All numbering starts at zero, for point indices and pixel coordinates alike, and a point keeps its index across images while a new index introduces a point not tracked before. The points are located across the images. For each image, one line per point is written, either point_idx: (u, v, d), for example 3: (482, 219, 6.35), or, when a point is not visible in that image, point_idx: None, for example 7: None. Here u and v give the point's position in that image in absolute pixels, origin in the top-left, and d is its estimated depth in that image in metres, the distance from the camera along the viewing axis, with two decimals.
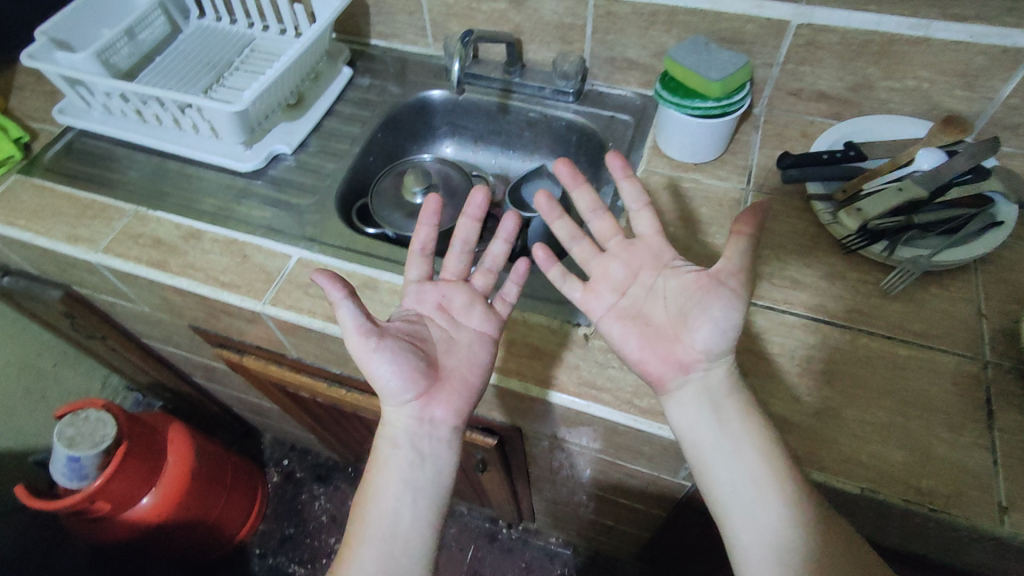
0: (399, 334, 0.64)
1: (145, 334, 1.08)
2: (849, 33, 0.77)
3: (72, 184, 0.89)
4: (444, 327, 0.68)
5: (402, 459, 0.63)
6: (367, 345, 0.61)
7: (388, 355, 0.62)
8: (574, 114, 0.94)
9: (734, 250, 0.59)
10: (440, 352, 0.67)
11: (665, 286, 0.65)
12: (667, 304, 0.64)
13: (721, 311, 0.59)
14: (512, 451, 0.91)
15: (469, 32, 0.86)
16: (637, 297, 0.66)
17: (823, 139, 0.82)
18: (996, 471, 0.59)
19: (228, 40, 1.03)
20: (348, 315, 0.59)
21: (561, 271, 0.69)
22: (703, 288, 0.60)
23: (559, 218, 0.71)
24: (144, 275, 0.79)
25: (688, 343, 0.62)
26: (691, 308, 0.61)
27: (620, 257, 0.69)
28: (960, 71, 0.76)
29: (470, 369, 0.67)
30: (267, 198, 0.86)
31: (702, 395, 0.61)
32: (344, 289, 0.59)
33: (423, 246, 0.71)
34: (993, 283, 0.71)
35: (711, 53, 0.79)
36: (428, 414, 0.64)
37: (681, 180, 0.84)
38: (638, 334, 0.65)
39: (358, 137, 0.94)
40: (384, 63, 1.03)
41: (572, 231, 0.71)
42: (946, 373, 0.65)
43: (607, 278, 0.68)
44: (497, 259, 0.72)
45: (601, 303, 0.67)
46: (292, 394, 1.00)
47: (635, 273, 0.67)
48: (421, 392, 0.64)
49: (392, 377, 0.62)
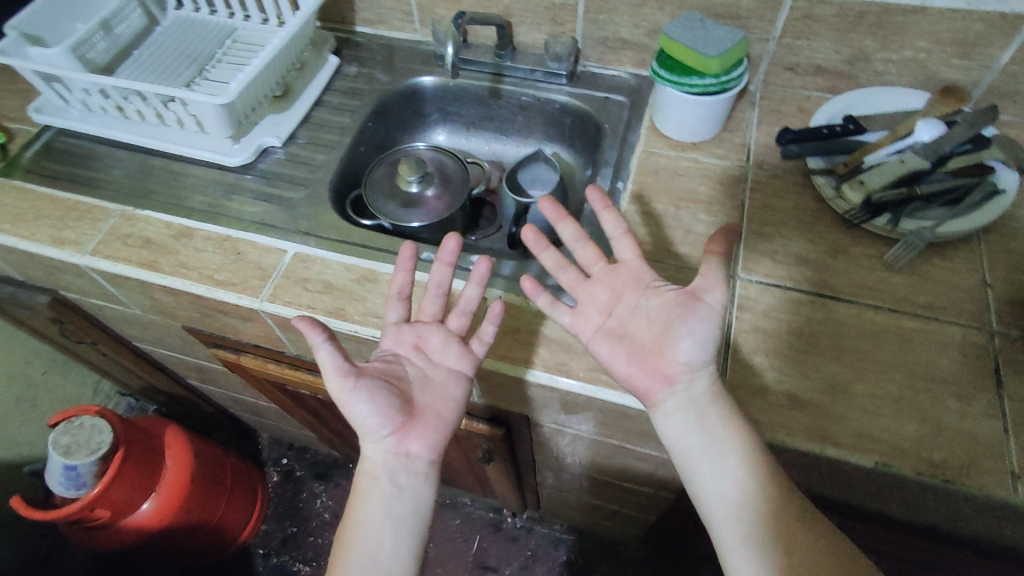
0: (377, 372, 0.65)
1: (136, 337, 1.06)
2: (845, 4, 0.76)
3: (53, 185, 0.86)
4: (421, 365, 0.68)
5: (382, 490, 0.64)
6: (344, 385, 0.62)
7: (366, 394, 0.62)
8: (568, 97, 0.93)
9: (710, 269, 0.59)
10: (416, 386, 0.67)
11: (648, 304, 0.64)
12: (651, 322, 0.63)
13: (698, 325, 0.59)
14: (517, 440, 0.90)
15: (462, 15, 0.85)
16: (622, 315, 0.65)
17: (823, 113, 0.81)
18: (1007, 439, 0.59)
19: (208, 31, 1.00)
20: (326, 357, 0.60)
21: (549, 299, 0.67)
22: (682, 304, 0.60)
23: (545, 247, 0.69)
24: (135, 276, 0.77)
25: (672, 358, 0.61)
26: (671, 325, 0.61)
27: (604, 282, 0.67)
28: (957, 40, 0.75)
29: (445, 401, 0.67)
30: (258, 193, 0.84)
31: (686, 407, 0.61)
32: (323, 331, 0.61)
33: (401, 289, 0.68)
34: (996, 253, 0.71)
35: (707, 28, 0.78)
36: (404, 448, 0.65)
37: (680, 159, 0.83)
38: (625, 351, 0.63)
39: (348, 128, 0.92)
40: (371, 50, 1.01)
41: (558, 259, 0.69)
42: (954, 344, 0.65)
43: (595, 297, 0.67)
44: (469, 304, 0.69)
45: (589, 324, 0.65)
46: (290, 391, 0.98)
47: (621, 291, 0.66)
48: (398, 426, 0.64)
49: (369, 415, 0.63)
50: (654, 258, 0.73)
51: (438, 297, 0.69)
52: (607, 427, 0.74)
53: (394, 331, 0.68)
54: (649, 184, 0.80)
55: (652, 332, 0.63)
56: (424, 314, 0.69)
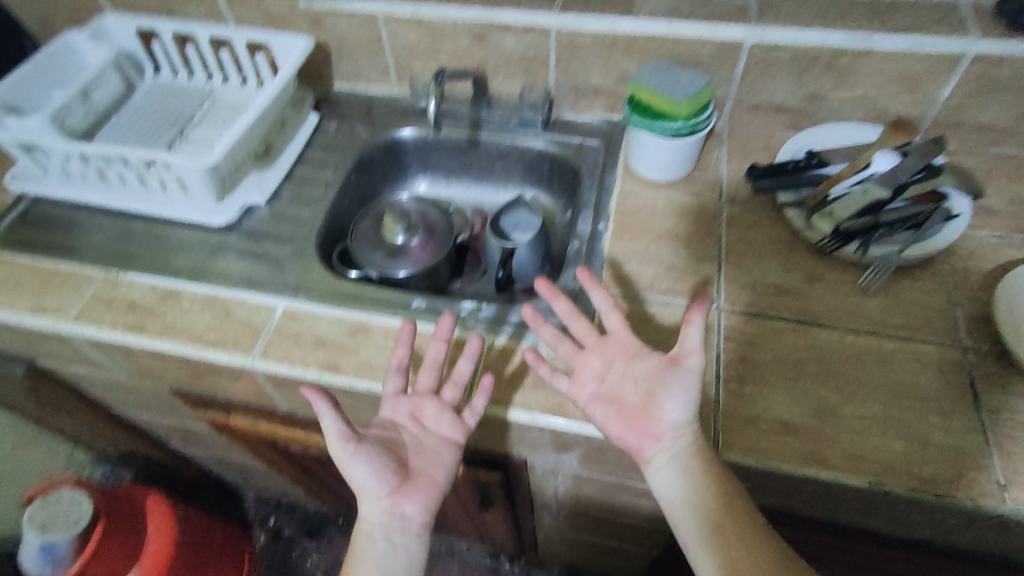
0: (376, 439, 0.69)
1: (117, 402, 1.03)
2: (799, 48, 0.81)
3: (32, 253, 0.85)
4: (415, 433, 0.71)
5: (378, 551, 0.65)
6: (346, 449, 0.66)
7: (365, 457, 0.66)
8: (544, 143, 0.96)
9: (689, 335, 0.62)
10: (410, 452, 0.70)
11: (637, 367, 0.66)
12: (640, 384, 0.65)
13: (681, 387, 0.62)
14: (516, 484, 0.89)
15: (441, 72, 0.87)
16: (615, 380, 0.67)
17: (787, 150, 0.85)
18: (990, 451, 0.62)
19: (188, 94, 1.02)
20: (330, 423, 0.65)
21: (548, 368, 0.68)
22: (666, 369, 0.64)
23: (542, 322, 0.71)
24: (120, 341, 0.76)
25: (658, 416, 0.64)
26: (655, 386, 0.64)
27: (598, 350, 0.69)
28: (903, 77, 0.81)
29: (436, 467, 0.69)
30: (244, 250, 0.85)
31: (671, 465, 0.62)
32: (328, 400, 0.66)
33: (400, 360, 0.69)
34: (960, 272, 0.75)
35: (673, 75, 0.83)
36: (399, 509, 0.66)
37: (656, 198, 0.86)
38: (618, 414, 0.65)
39: (331, 182, 0.93)
40: (349, 106, 1.03)
41: (553, 331, 0.70)
42: (931, 362, 0.68)
43: (589, 365, 0.68)
44: (463, 377, 0.70)
45: (585, 390, 0.67)
46: (281, 448, 0.96)
47: (613, 358, 0.67)
48: (392, 487, 0.66)
49: (367, 478, 0.66)
50: (639, 294, 0.76)
51: (434, 369, 0.70)
52: (606, 465, 0.75)
53: (392, 402, 0.69)
54: (629, 223, 0.83)
55: (640, 396, 0.65)
56: (419, 385, 0.70)
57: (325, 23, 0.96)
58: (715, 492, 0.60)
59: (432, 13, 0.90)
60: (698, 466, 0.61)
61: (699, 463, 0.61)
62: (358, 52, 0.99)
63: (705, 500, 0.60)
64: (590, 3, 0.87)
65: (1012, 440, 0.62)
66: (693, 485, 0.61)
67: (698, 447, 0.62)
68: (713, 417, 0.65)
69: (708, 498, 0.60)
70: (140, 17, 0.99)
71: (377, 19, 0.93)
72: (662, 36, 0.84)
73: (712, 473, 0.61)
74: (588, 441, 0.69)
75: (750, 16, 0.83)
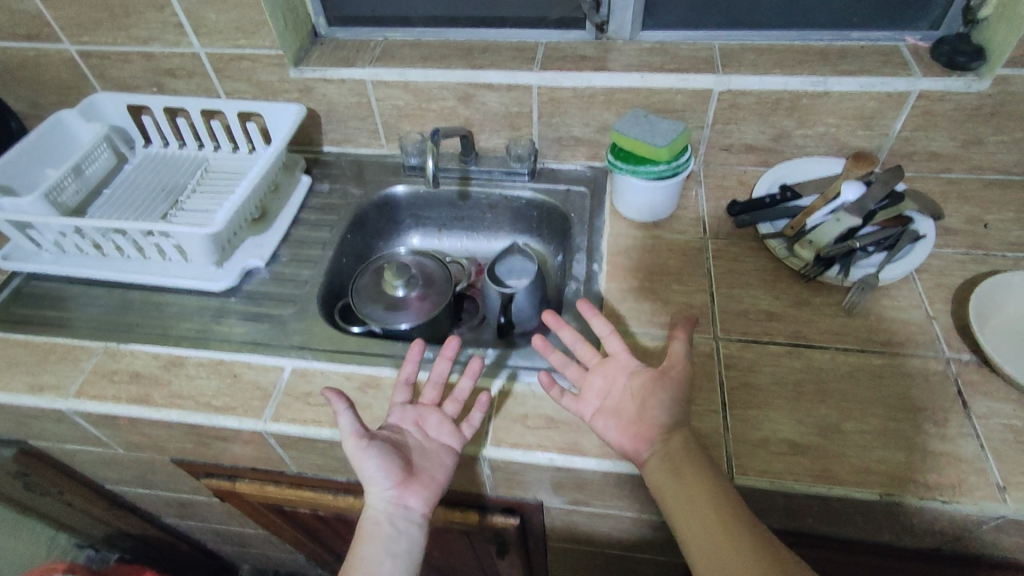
0: (385, 438, 0.68)
1: (111, 479, 1.00)
2: (763, 93, 0.88)
3: (26, 330, 0.84)
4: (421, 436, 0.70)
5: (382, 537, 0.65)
6: (359, 447, 0.65)
7: (377, 455, 0.65)
8: (533, 192, 1.00)
9: (677, 350, 0.67)
10: (413, 454, 0.69)
11: (631, 381, 0.69)
12: (634, 395, 0.68)
13: (669, 396, 0.66)
14: (530, 529, 0.89)
15: (437, 131, 0.90)
16: (617, 395, 0.69)
17: (762, 186, 0.91)
18: (986, 455, 0.65)
19: (180, 164, 1.04)
20: (346, 422, 0.65)
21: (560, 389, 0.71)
22: (657, 380, 0.67)
23: (551, 349, 0.74)
24: (125, 413, 0.75)
25: (653, 422, 0.66)
26: (647, 396, 0.67)
27: (599, 371, 0.72)
28: (858, 115, 0.89)
29: (438, 469, 0.69)
30: (246, 313, 0.85)
31: (666, 463, 0.63)
32: (346, 400, 0.66)
33: (409, 376, 0.73)
34: (933, 288, 0.80)
35: (651, 123, 0.88)
36: (402, 500, 0.67)
37: (644, 237, 0.90)
38: (618, 425, 0.67)
39: (329, 241, 0.95)
40: (340, 167, 1.07)
41: (562, 357, 0.74)
42: (919, 374, 0.72)
43: (594, 384, 0.71)
44: (463, 392, 0.72)
45: (590, 406, 0.69)
46: (287, 513, 0.94)
47: (616, 375, 0.70)
48: (398, 483, 0.67)
49: (376, 473, 0.66)
50: (640, 329, 0.79)
51: (437, 383, 0.73)
52: (622, 501, 0.75)
53: (399, 411, 0.71)
54: (622, 262, 0.87)
55: (635, 406, 0.67)
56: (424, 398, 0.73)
57: (314, 91, 1.00)
58: (705, 497, 0.61)
59: (418, 77, 0.95)
60: (688, 474, 0.62)
61: (689, 471, 0.62)
62: (347, 116, 1.03)
63: (696, 507, 0.61)
64: (567, 62, 0.93)
65: (1004, 443, 0.66)
66: (685, 495, 0.61)
67: (689, 457, 0.63)
68: (724, 441, 0.68)
69: (700, 505, 0.61)
70: (131, 94, 1.02)
71: (365, 85, 0.97)
72: (637, 88, 0.91)
73: (700, 479, 0.62)
74: (606, 477, 0.70)
75: (716, 66, 0.90)
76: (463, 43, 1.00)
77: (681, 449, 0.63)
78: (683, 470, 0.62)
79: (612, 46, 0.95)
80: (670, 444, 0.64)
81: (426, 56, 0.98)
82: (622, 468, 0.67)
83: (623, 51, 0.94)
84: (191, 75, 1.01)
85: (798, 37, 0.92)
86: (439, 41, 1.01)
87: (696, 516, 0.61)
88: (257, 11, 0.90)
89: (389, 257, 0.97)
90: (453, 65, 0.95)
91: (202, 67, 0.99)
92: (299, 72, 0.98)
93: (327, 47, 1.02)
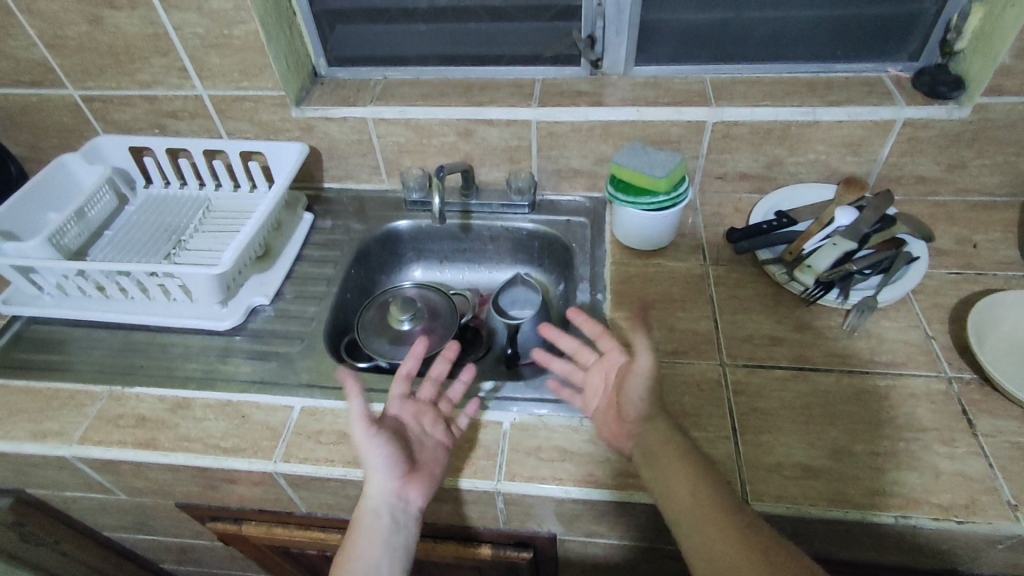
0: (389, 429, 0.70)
1: (109, 526, 0.97)
2: (755, 123, 0.91)
3: (26, 376, 0.83)
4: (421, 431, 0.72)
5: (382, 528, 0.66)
6: (366, 432, 0.66)
7: (381, 443, 0.67)
8: (534, 224, 1.02)
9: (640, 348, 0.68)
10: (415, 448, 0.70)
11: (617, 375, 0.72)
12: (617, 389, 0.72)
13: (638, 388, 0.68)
14: (543, 562, 0.88)
15: (441, 167, 0.92)
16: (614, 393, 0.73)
17: (758, 213, 0.93)
18: (994, 473, 0.66)
19: (181, 204, 1.04)
20: (356, 405, 0.66)
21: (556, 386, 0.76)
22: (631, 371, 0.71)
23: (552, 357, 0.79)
24: (132, 458, 0.74)
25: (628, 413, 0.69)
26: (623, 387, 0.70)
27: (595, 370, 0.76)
28: (847, 142, 0.92)
29: (438, 466, 0.69)
30: (252, 352, 0.85)
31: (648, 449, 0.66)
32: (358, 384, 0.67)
33: (410, 371, 0.76)
34: (930, 308, 0.82)
35: (649, 155, 0.91)
36: (404, 493, 0.67)
37: (646, 265, 0.92)
38: (610, 418, 0.71)
39: (333, 277, 0.95)
40: (341, 203, 1.07)
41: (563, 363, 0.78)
42: (922, 393, 0.73)
43: (594, 384, 0.75)
44: (456, 393, 0.76)
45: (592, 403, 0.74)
46: (293, 555, 0.92)
47: (610, 373, 0.74)
48: (401, 475, 0.67)
49: (380, 462, 0.67)
50: (648, 357, 0.79)
51: (435, 381, 0.77)
52: (636, 532, 0.75)
53: (398, 404, 0.74)
54: (625, 290, 0.88)
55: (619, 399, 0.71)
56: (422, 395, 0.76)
57: (316, 129, 1.01)
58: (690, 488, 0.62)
59: (419, 114, 0.97)
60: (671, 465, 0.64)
61: (670, 461, 0.64)
62: (348, 153, 1.04)
63: (682, 496, 0.62)
64: (565, 97, 0.96)
65: (1010, 460, 0.67)
66: (672, 486, 0.63)
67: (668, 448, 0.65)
68: (739, 468, 0.68)
69: (685, 496, 0.62)
70: (133, 136, 1.03)
71: (367, 123, 0.99)
72: (633, 121, 0.93)
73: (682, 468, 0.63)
74: (622, 508, 0.70)
75: (708, 99, 0.93)
76: (461, 81, 1.02)
77: (658, 440, 0.66)
78: (663, 461, 0.65)
79: (607, 82, 0.98)
80: (647, 435, 0.67)
81: (426, 94, 1.00)
82: (640, 499, 0.67)
83: (618, 86, 0.97)
84: (193, 117, 1.03)
85: (785, 70, 0.96)
86: (437, 79, 1.03)
87: (684, 506, 0.61)
88: (260, 55, 0.93)
89: (394, 292, 0.98)
90: (453, 102, 0.98)
91: (205, 109, 1.01)
92: (301, 112, 1.00)
93: (328, 87, 1.04)
